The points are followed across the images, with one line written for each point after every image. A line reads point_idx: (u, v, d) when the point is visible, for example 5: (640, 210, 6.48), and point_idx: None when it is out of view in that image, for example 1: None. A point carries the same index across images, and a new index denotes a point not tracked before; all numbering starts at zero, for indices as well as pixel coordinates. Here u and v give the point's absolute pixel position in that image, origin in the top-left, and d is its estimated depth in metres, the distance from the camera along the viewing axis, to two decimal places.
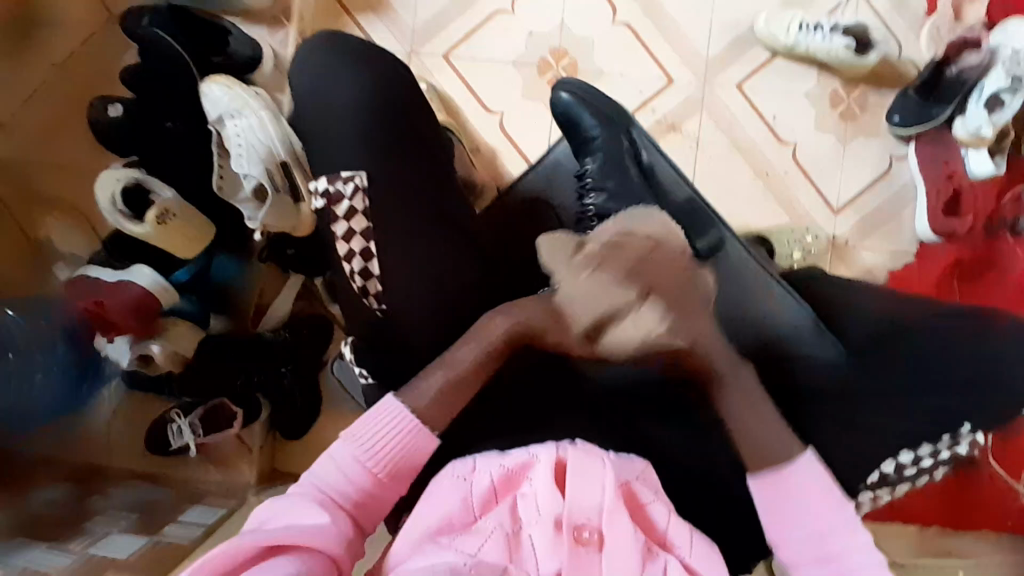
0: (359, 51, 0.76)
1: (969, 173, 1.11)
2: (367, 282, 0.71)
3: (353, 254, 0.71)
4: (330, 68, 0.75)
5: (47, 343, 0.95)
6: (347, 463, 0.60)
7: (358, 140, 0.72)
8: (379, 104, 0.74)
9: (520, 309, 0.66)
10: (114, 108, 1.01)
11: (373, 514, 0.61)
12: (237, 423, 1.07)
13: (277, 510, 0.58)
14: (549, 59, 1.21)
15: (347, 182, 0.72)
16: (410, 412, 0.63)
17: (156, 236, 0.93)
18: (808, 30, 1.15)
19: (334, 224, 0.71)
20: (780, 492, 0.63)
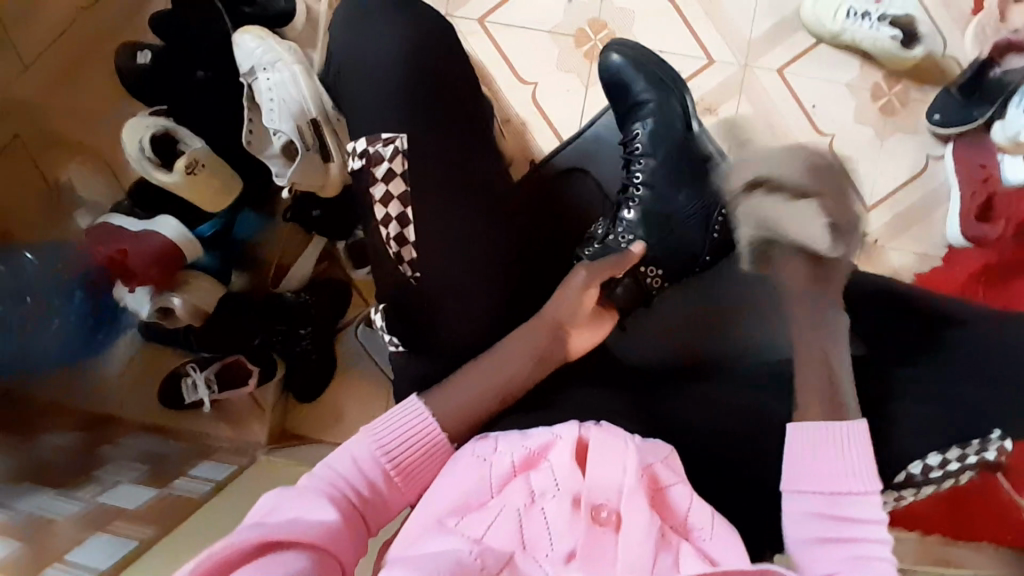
0: (407, 7, 0.74)
1: (1004, 179, 1.07)
2: (402, 249, 0.70)
3: (389, 219, 0.70)
4: (376, 24, 0.73)
5: (63, 293, 0.93)
6: (363, 456, 0.62)
7: (401, 100, 0.70)
8: (424, 63, 0.71)
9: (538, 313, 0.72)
10: (142, 54, 0.99)
11: (380, 514, 0.61)
12: (253, 380, 1.08)
13: (287, 497, 0.57)
14: (587, 31, 1.18)
15: (387, 144, 0.70)
16: (431, 416, 0.66)
17: (184, 186, 0.91)
18: (857, 18, 1.11)
19: (373, 186, 0.70)
20: (810, 445, 0.64)
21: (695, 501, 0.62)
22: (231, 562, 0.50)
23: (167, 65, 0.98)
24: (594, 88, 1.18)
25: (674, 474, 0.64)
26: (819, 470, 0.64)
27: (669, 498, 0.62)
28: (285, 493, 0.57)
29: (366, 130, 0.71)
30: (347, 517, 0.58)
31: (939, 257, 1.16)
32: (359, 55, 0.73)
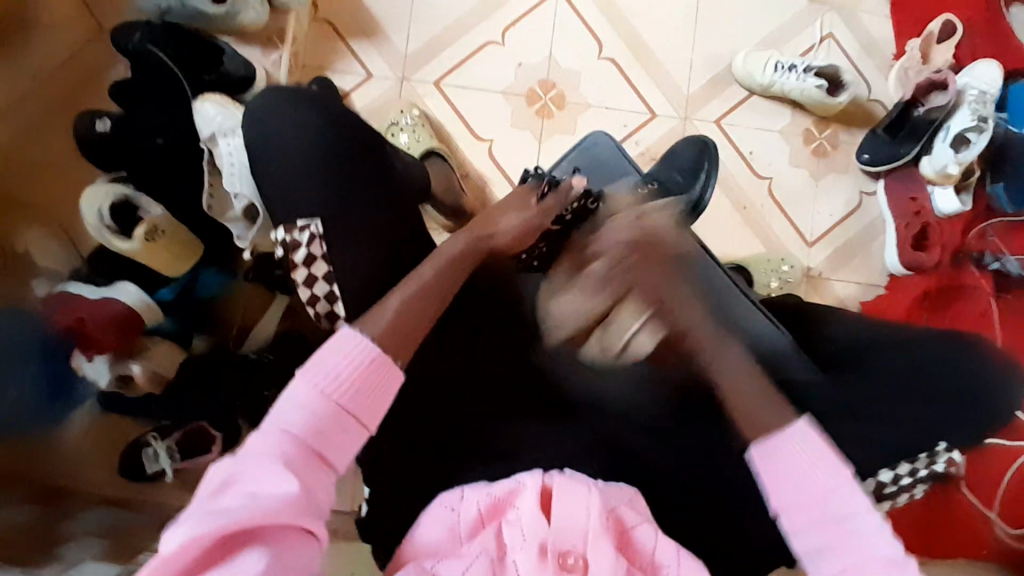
0: (324, 105, 0.78)
1: (936, 210, 1.18)
2: (334, 323, 0.75)
3: (316, 299, 0.74)
4: (300, 113, 0.77)
5: (19, 360, 0.91)
6: (307, 396, 0.59)
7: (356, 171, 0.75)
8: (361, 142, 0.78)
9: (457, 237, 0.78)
10: (102, 122, 1.00)
11: (340, 448, 0.60)
12: (216, 449, 1.04)
13: (241, 466, 0.55)
14: (538, 90, 1.25)
15: (303, 231, 0.74)
16: (369, 342, 0.64)
17: (144, 254, 0.93)
18: (784, 70, 1.21)
19: (294, 272, 0.74)
20: (779, 459, 0.63)
21: (662, 536, 0.63)
22: (197, 554, 0.49)
23: (124, 133, 1.00)
24: (547, 142, 1.24)
25: (640, 514, 0.65)
26: (793, 483, 0.62)
27: (637, 539, 0.63)
28: (239, 460, 0.55)
29: (324, 190, 0.75)
30: (309, 462, 0.57)
31: (883, 285, 1.23)
32: (268, 139, 0.77)
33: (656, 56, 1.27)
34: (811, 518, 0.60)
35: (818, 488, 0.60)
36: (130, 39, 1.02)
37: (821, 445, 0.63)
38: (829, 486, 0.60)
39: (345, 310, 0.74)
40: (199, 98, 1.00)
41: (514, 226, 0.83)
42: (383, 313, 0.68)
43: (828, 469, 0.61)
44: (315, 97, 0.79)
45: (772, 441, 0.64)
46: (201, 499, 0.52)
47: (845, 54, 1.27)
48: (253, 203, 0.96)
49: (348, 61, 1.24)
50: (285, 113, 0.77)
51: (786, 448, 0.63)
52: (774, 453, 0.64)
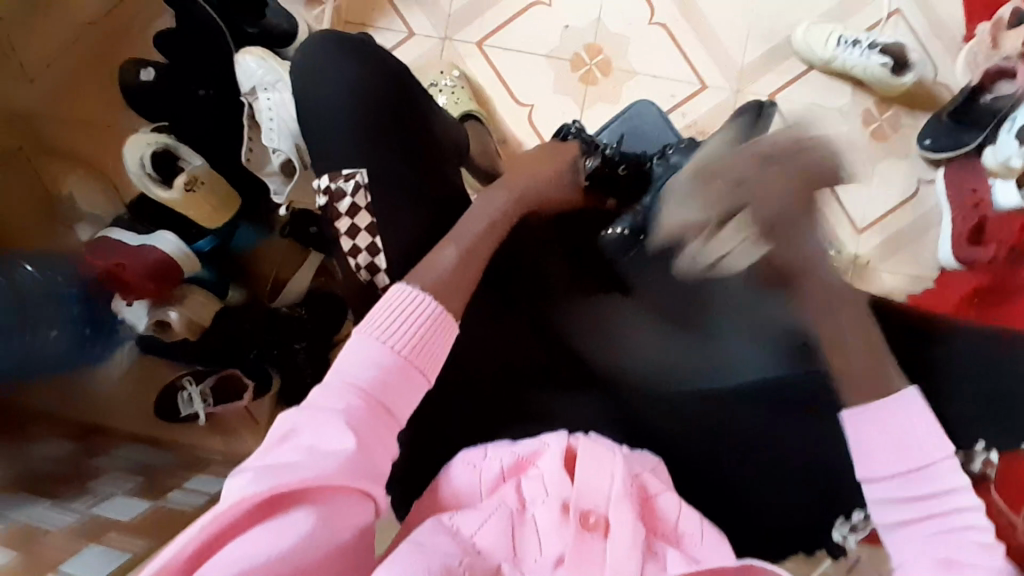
0: (372, 55, 0.76)
1: (995, 204, 1.09)
2: (374, 277, 0.74)
3: (359, 250, 0.73)
4: (347, 63, 0.76)
5: (62, 302, 0.94)
6: (373, 353, 0.61)
7: (398, 125, 0.75)
8: (404, 95, 0.76)
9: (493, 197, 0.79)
10: (146, 71, 1.02)
11: (403, 405, 0.61)
12: (247, 395, 1.07)
13: (301, 420, 0.57)
14: (583, 56, 1.21)
15: (348, 180, 0.73)
16: (431, 302, 0.66)
17: (182, 203, 0.94)
18: (847, 45, 1.14)
19: (337, 221, 0.73)
20: (875, 420, 0.64)
21: (682, 507, 0.62)
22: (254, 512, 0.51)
23: (169, 81, 1.01)
24: (589, 110, 1.20)
25: (661, 482, 0.64)
26: (886, 447, 0.62)
27: (656, 506, 0.62)
28: (304, 414, 0.57)
29: (361, 151, 0.74)
30: (372, 420, 0.58)
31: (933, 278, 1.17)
32: (317, 88, 0.75)
33: (710, 24, 1.21)
34: (906, 486, 0.60)
35: (913, 464, 0.61)
36: None
37: (928, 416, 0.63)
38: (935, 459, 0.60)
39: (386, 262, 0.73)
40: (241, 52, 1.00)
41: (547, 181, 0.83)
42: (435, 270, 0.69)
43: (935, 439, 0.61)
44: (377, 52, 0.77)
45: (875, 406, 0.64)
46: (264, 449, 0.55)
47: (913, 31, 1.19)
48: (291, 159, 0.96)
49: (391, 18, 1.22)
50: (337, 64, 0.76)
51: (886, 413, 0.64)
52: (881, 413, 0.64)
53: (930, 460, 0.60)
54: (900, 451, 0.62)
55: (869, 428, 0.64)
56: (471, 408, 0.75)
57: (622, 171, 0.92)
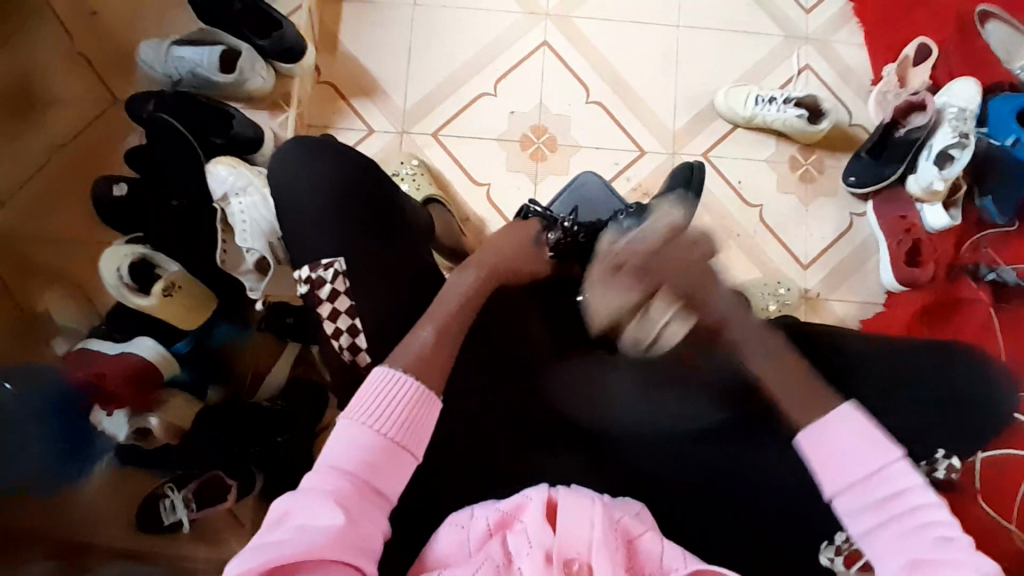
0: (338, 154, 0.84)
1: (927, 226, 1.22)
2: (357, 356, 0.77)
3: (341, 331, 0.77)
4: (314, 162, 0.82)
5: (41, 418, 0.99)
6: (357, 434, 0.63)
7: (365, 213, 0.81)
8: (369, 185, 0.83)
9: (461, 273, 0.82)
10: (119, 186, 1.08)
11: (390, 481, 0.62)
12: (231, 495, 1.05)
13: (295, 502, 0.59)
14: (530, 135, 1.31)
15: (327, 269, 0.78)
16: (410, 378, 0.67)
17: (160, 309, 0.97)
18: (764, 103, 1.27)
19: (319, 308, 0.77)
20: (826, 440, 0.67)
21: (666, 543, 0.63)
22: None
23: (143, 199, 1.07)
24: (542, 183, 1.30)
25: (643, 522, 0.65)
26: (841, 461, 0.66)
27: (642, 549, 0.62)
28: (294, 497, 0.59)
29: (332, 239, 0.79)
30: (359, 499, 0.60)
31: (881, 302, 1.25)
32: (289, 188, 0.81)
33: (641, 97, 1.33)
34: (866, 495, 0.64)
35: (867, 471, 0.64)
36: (146, 108, 1.11)
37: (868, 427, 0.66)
38: (881, 464, 0.64)
39: (368, 341, 0.77)
40: (212, 162, 1.07)
41: (510, 253, 0.89)
42: (417, 346, 0.71)
43: (879, 446, 0.65)
44: (343, 150, 0.84)
45: (819, 426, 0.68)
46: (261, 532, 0.57)
47: (823, 84, 1.34)
48: (265, 257, 1.01)
49: (350, 118, 1.31)
50: (306, 165, 0.82)
51: (833, 432, 0.67)
52: (830, 431, 0.67)
53: (878, 465, 0.64)
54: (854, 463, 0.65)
55: (819, 447, 0.67)
56: (457, 475, 0.76)
57: (578, 237, 0.95)
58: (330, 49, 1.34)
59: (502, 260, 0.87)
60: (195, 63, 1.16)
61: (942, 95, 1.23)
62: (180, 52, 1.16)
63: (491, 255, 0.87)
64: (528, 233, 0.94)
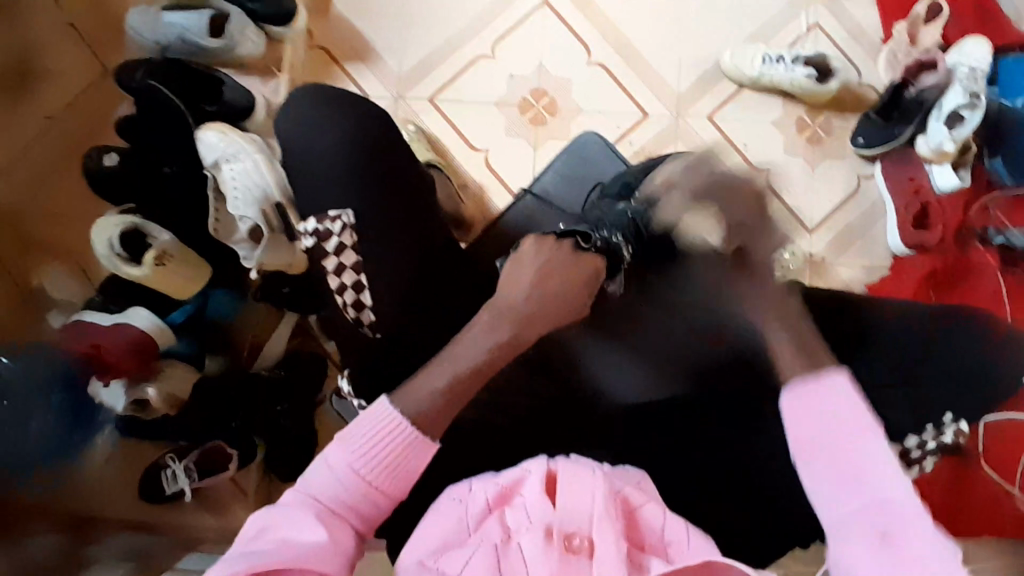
0: (348, 107, 0.75)
1: (935, 188, 1.18)
2: (361, 315, 0.72)
3: (344, 288, 0.72)
4: (323, 119, 0.74)
5: (44, 392, 0.94)
6: (340, 465, 0.61)
7: (373, 175, 0.73)
8: (381, 145, 0.75)
9: (492, 327, 0.68)
10: (109, 156, 1.02)
11: (367, 512, 0.61)
12: (232, 466, 1.06)
13: (273, 517, 0.58)
14: (529, 99, 1.28)
15: (334, 221, 0.72)
16: (408, 423, 0.63)
17: (152, 279, 0.96)
18: (772, 62, 1.23)
19: (324, 260, 0.72)
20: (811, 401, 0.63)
21: (668, 515, 0.62)
22: None
23: (136, 166, 1.05)
24: (542, 148, 1.26)
25: (645, 493, 0.63)
26: (818, 424, 0.62)
27: (642, 518, 0.61)
28: (277, 512, 0.59)
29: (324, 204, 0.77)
30: (338, 527, 0.59)
31: (888, 267, 1.23)
32: (294, 146, 0.75)
33: (644, 58, 1.29)
34: (840, 462, 0.60)
35: (838, 437, 0.61)
36: (134, 76, 1.06)
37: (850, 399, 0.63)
38: (854, 433, 0.61)
39: (373, 298, 0.72)
40: (202, 127, 1.05)
41: (546, 294, 0.71)
42: (423, 391, 0.65)
43: (854, 414, 0.62)
44: (358, 104, 0.76)
45: (807, 386, 0.64)
46: (239, 543, 0.57)
47: (833, 42, 1.29)
48: (258, 225, 0.98)
49: (345, 84, 1.28)
50: (317, 122, 0.75)
51: (818, 401, 0.63)
52: (811, 395, 0.63)
53: (848, 433, 0.61)
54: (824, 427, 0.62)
55: (803, 412, 0.63)
56: (459, 446, 0.75)
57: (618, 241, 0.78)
58: (322, 10, 1.29)
59: (533, 301, 0.70)
60: (184, 29, 1.12)
61: (953, 55, 1.18)
62: (169, 17, 1.12)
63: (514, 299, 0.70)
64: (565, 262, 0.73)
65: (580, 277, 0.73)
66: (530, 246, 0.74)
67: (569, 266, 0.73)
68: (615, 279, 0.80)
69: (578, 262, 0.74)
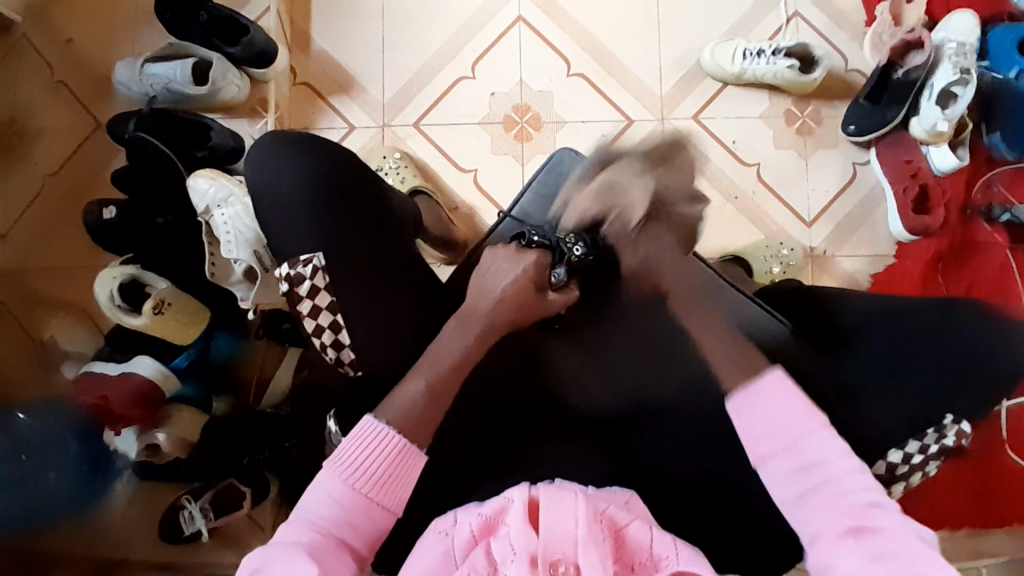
0: (316, 150, 0.76)
1: (934, 169, 1.15)
2: (340, 353, 0.74)
3: (322, 329, 0.73)
4: (290, 163, 0.75)
5: (58, 442, 0.99)
6: (334, 487, 0.62)
7: (347, 215, 0.74)
8: (350, 183, 0.75)
9: (463, 334, 0.73)
10: (109, 210, 1.08)
11: (363, 534, 0.62)
12: (247, 503, 1.07)
13: (268, 555, 0.58)
14: (513, 116, 1.28)
15: (306, 265, 0.72)
16: (395, 433, 0.65)
17: (153, 326, 0.98)
18: (753, 56, 1.21)
19: (299, 304, 0.72)
20: (755, 407, 0.67)
21: (655, 530, 0.62)
22: None
23: (131, 218, 1.08)
24: (530, 163, 1.27)
25: (631, 512, 0.64)
26: (764, 428, 0.66)
27: (629, 538, 0.61)
28: (268, 551, 0.58)
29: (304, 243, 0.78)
30: (334, 552, 0.59)
31: (891, 255, 1.20)
32: (265, 191, 0.75)
33: (623, 63, 1.28)
34: (789, 465, 0.64)
35: (788, 440, 0.65)
36: (125, 129, 1.10)
37: (796, 395, 0.66)
38: (801, 430, 0.64)
39: (351, 335, 0.73)
40: (192, 175, 1.07)
41: (506, 297, 0.75)
42: (404, 400, 0.68)
43: (800, 415, 0.65)
44: (327, 144, 0.77)
45: (748, 391, 0.68)
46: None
47: (815, 30, 1.27)
48: (253, 266, 1.00)
49: (330, 117, 1.30)
50: (284, 166, 0.75)
51: (765, 406, 0.67)
52: (751, 403, 0.67)
53: (804, 432, 0.64)
54: (773, 431, 0.65)
55: (744, 418, 0.68)
56: (454, 476, 0.74)
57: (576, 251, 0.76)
58: (303, 47, 1.32)
59: (499, 300, 0.75)
60: (168, 78, 1.16)
61: (941, 30, 1.16)
62: (154, 68, 1.16)
63: (478, 304, 0.75)
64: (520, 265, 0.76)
65: (523, 278, 0.75)
66: (495, 252, 0.78)
67: (513, 271, 0.76)
68: (559, 271, 0.76)
69: (519, 265, 0.76)
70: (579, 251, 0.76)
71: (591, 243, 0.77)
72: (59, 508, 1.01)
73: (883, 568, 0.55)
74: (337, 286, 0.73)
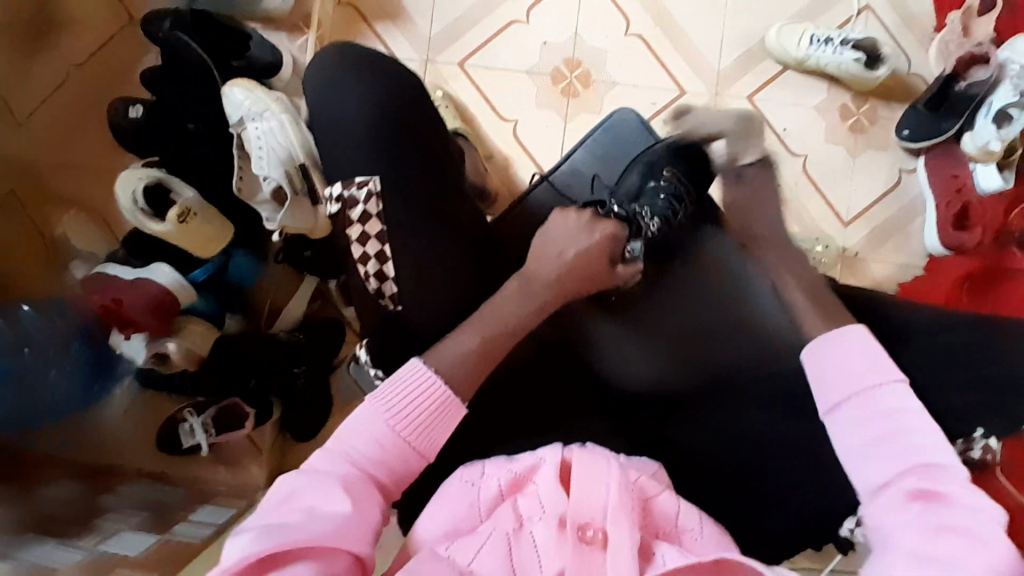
0: (377, 68, 0.72)
1: (977, 189, 1.12)
2: (382, 286, 0.71)
3: (367, 257, 0.70)
4: (350, 79, 0.72)
5: (59, 340, 0.93)
6: (375, 425, 0.61)
7: (402, 143, 0.71)
8: (411, 106, 0.72)
9: (525, 295, 0.70)
10: (135, 109, 1.04)
11: (400, 479, 0.61)
12: (248, 423, 1.07)
13: (301, 483, 0.57)
14: (563, 69, 1.23)
15: (360, 188, 0.70)
16: (438, 382, 0.64)
17: (176, 234, 0.95)
18: (820, 44, 1.17)
19: (348, 229, 0.70)
20: (829, 352, 0.65)
21: (681, 505, 0.62)
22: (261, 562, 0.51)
23: (157, 120, 1.03)
24: (573, 122, 1.23)
25: (659, 483, 0.63)
26: (839, 373, 0.63)
27: (657, 507, 0.61)
28: (302, 478, 0.57)
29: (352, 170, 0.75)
30: (367, 491, 0.58)
31: (922, 267, 1.19)
32: (324, 105, 0.72)
33: (684, 31, 1.23)
34: (862, 414, 0.60)
35: (861, 387, 0.61)
36: (162, 26, 1.03)
37: (873, 347, 0.64)
38: (876, 381, 0.61)
39: (395, 270, 0.70)
40: (229, 83, 1.02)
41: (573, 265, 0.73)
42: (446, 355, 0.65)
43: (876, 365, 0.62)
44: (384, 64, 0.73)
45: (828, 340, 0.65)
46: (267, 509, 0.55)
47: (884, 26, 1.22)
48: (282, 186, 0.96)
49: (374, 43, 1.24)
50: (346, 81, 0.72)
51: (842, 351, 0.64)
52: (829, 350, 0.65)
53: (871, 381, 0.61)
54: (847, 376, 0.63)
55: (820, 364, 0.65)
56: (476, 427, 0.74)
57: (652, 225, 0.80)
58: None
59: (563, 261, 0.73)
60: None
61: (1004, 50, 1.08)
62: None
63: (542, 265, 0.72)
64: (596, 232, 0.75)
65: (597, 247, 0.74)
66: (564, 215, 0.76)
67: (585, 242, 0.74)
68: (634, 246, 0.78)
69: (593, 235, 0.75)
70: (653, 227, 0.80)
71: (666, 220, 0.81)
72: (63, 408, 0.99)
73: (942, 538, 0.52)
74: (385, 220, 0.71)
